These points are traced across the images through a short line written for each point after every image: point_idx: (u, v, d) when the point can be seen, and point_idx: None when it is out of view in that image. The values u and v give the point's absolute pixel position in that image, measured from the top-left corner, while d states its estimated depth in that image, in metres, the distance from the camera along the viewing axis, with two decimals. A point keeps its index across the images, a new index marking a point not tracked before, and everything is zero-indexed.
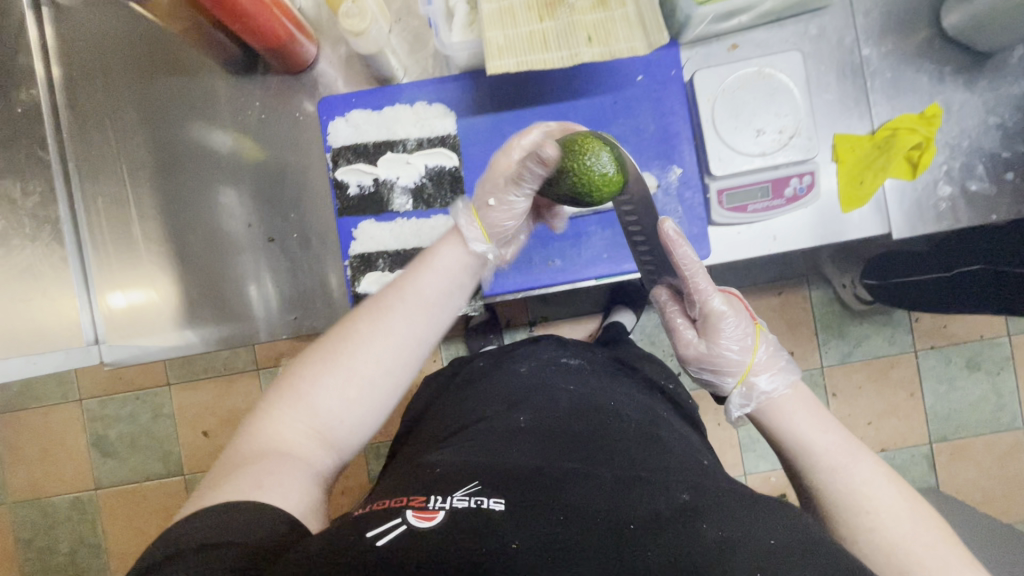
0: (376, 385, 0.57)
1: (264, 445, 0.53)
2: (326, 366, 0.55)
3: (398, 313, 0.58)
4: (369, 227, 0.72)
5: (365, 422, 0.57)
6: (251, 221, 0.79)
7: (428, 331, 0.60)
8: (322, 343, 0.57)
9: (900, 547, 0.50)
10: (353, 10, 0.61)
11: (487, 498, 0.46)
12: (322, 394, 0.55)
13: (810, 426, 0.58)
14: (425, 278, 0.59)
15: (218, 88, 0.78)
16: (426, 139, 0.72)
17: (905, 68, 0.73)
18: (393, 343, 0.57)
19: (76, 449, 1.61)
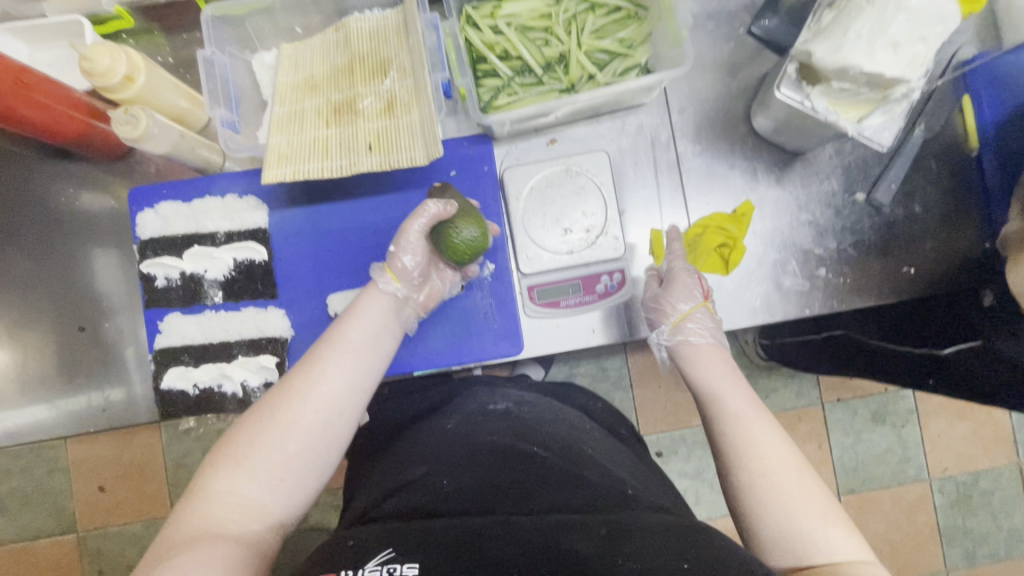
0: (315, 441, 0.52)
1: (198, 527, 0.47)
2: (258, 427, 0.51)
3: (333, 363, 0.55)
4: (175, 320, 0.70)
5: (302, 492, 0.52)
6: (63, 309, 0.77)
7: (365, 377, 0.57)
8: (259, 405, 0.53)
9: (779, 502, 0.51)
10: (124, 117, 0.59)
11: (400, 564, 0.42)
12: (259, 462, 0.50)
13: (736, 393, 0.59)
14: (349, 324, 0.58)
15: (41, 171, 0.77)
16: (236, 232, 0.71)
17: (719, 165, 0.75)
18: (327, 397, 0.54)
19: None
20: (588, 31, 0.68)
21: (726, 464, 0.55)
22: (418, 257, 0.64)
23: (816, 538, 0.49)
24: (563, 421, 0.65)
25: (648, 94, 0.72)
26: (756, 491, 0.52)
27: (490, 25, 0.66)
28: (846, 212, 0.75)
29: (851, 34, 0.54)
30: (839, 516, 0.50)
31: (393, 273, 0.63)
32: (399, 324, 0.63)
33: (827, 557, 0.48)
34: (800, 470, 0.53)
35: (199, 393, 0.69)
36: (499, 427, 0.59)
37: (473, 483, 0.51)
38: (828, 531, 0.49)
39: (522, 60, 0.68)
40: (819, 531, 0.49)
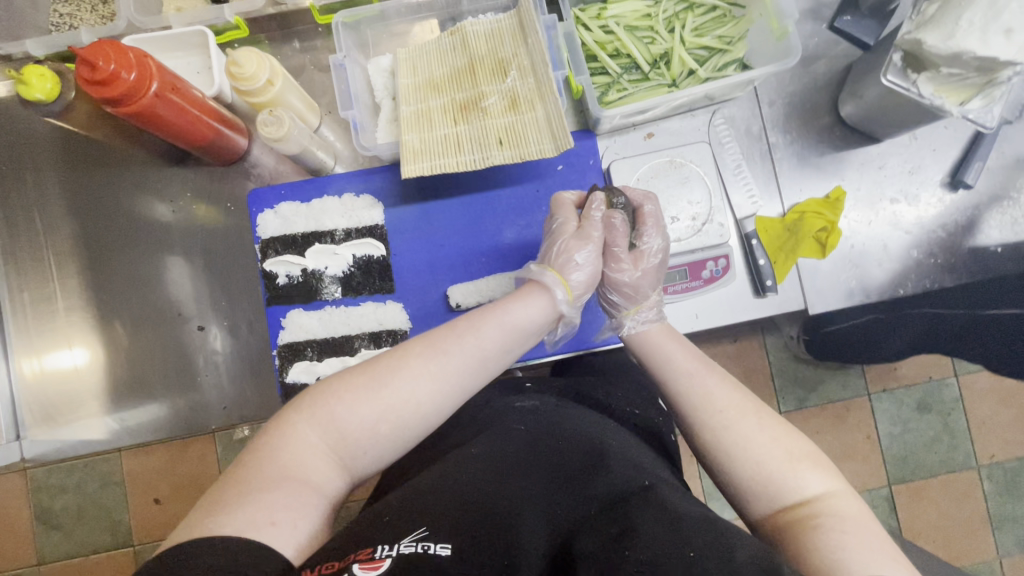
0: (408, 428, 0.53)
1: (284, 466, 0.48)
2: (363, 392, 0.52)
3: (454, 358, 0.54)
4: (297, 315, 0.72)
5: (377, 461, 0.53)
6: (182, 311, 0.80)
7: (475, 383, 0.56)
8: (371, 363, 0.53)
9: (743, 459, 0.51)
10: (269, 118, 0.62)
11: (432, 542, 0.44)
12: (350, 426, 0.51)
13: (687, 362, 0.59)
14: (489, 327, 0.56)
15: (156, 177, 0.79)
16: (354, 229, 0.73)
17: (808, 154, 0.78)
18: (435, 394, 0.53)
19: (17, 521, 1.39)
20: (689, 29, 0.72)
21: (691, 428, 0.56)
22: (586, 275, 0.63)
23: (786, 484, 0.50)
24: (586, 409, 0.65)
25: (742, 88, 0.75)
26: (723, 452, 0.53)
27: (600, 25, 0.70)
28: (931, 195, 0.78)
29: (965, 22, 0.57)
30: (807, 456, 0.51)
31: (566, 287, 0.61)
32: (535, 339, 0.60)
33: (801, 497, 0.49)
34: (758, 418, 0.53)
35: None
36: (526, 420, 0.60)
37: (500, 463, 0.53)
38: (798, 471, 0.50)
39: (630, 58, 0.71)
40: (790, 475, 0.50)
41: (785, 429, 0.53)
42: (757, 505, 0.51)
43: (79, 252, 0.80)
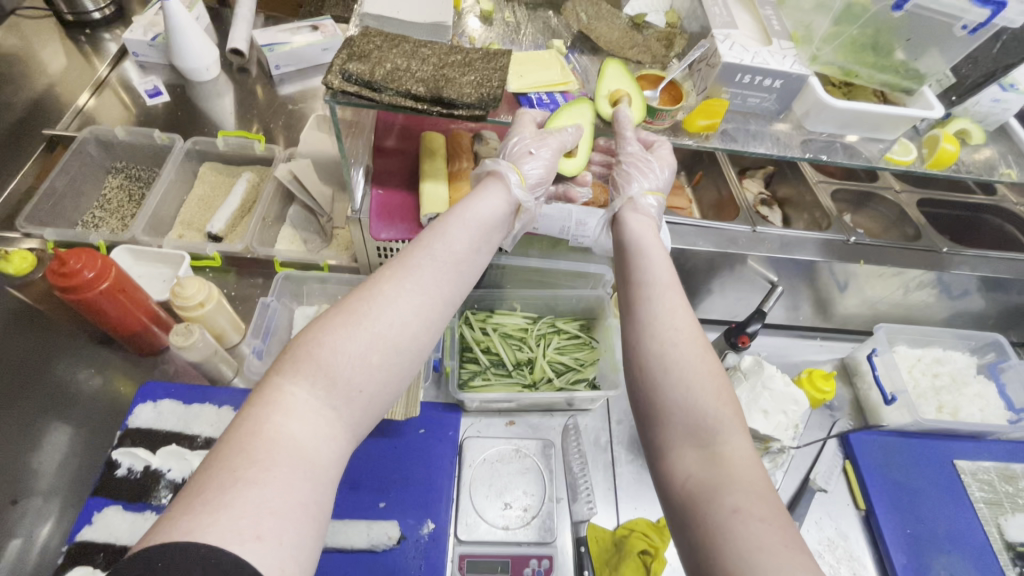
0: (398, 352, 0.50)
1: (277, 429, 0.44)
2: (344, 328, 0.48)
3: (425, 272, 0.54)
4: (112, 513, 0.72)
5: (381, 393, 0.50)
6: (6, 480, 0.78)
7: (457, 295, 0.56)
8: (341, 304, 0.51)
9: (696, 416, 0.49)
10: (182, 329, 0.76)
11: None
12: (340, 361, 0.47)
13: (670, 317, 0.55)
14: (450, 239, 0.56)
15: (78, 350, 0.90)
16: (215, 439, 0.78)
17: (648, 476, 0.87)
18: (423, 311, 0.52)
19: None
20: (553, 346, 0.91)
21: (639, 386, 0.54)
22: (545, 164, 0.64)
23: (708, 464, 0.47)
24: None
25: (592, 403, 0.90)
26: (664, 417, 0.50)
27: (481, 325, 0.90)
28: None
29: (736, 400, 0.73)
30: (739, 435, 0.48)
31: (522, 177, 0.63)
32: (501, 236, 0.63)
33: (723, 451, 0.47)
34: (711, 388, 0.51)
35: None
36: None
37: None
38: (730, 447, 0.47)
39: (499, 356, 0.88)
40: (726, 432, 0.48)
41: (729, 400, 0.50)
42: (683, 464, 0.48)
43: None
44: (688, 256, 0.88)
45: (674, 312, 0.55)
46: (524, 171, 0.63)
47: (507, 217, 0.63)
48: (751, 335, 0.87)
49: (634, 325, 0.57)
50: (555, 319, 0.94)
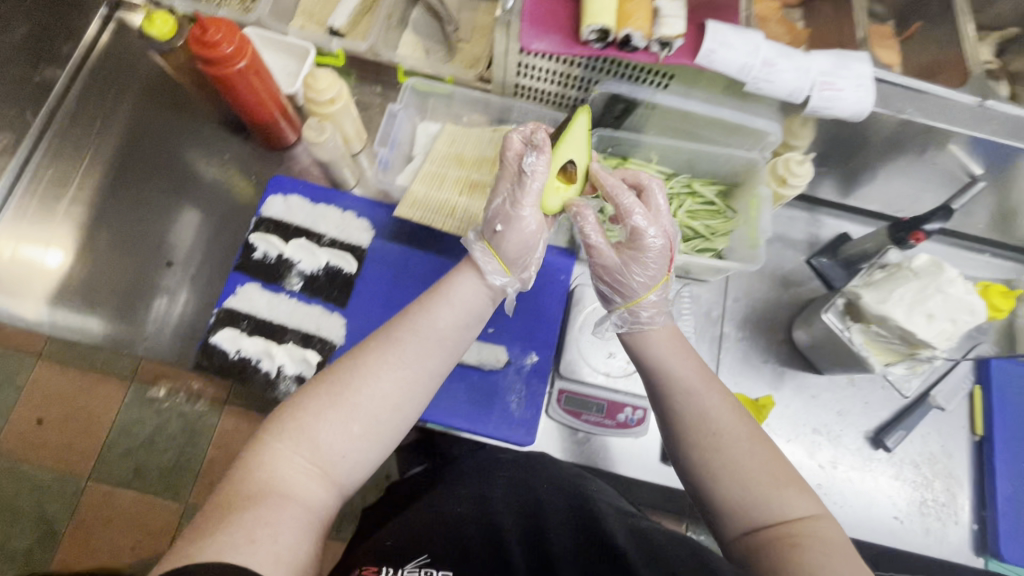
0: (379, 424, 0.52)
1: (264, 481, 0.48)
2: (326, 400, 0.51)
3: (410, 344, 0.54)
4: (252, 289, 0.78)
5: (369, 457, 0.52)
6: (161, 244, 0.87)
7: (442, 369, 0.56)
8: (327, 375, 0.53)
9: (737, 472, 0.53)
10: (316, 126, 0.74)
11: (436, 570, 0.49)
12: (318, 427, 0.50)
13: (684, 369, 0.60)
14: (439, 311, 0.56)
15: (211, 132, 0.92)
16: (339, 241, 0.81)
17: (753, 356, 0.84)
18: (407, 382, 0.53)
19: None
20: (684, 210, 0.84)
21: (686, 446, 0.57)
22: (523, 233, 0.62)
23: (765, 508, 0.51)
24: (569, 468, 0.67)
25: (714, 276, 0.84)
26: (718, 472, 0.54)
27: (613, 174, 0.83)
28: (851, 441, 0.81)
29: (897, 297, 0.65)
30: (793, 483, 0.52)
31: (501, 262, 0.61)
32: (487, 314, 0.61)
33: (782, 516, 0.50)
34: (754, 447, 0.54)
35: (237, 360, 0.74)
36: (513, 475, 0.64)
37: (478, 504, 0.59)
38: (786, 497, 0.52)
39: None
40: (774, 496, 0.51)
41: (769, 451, 0.54)
42: (728, 523, 0.53)
43: (111, 158, 0.89)
44: (879, 126, 0.73)
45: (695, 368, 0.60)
46: (504, 255, 0.62)
47: (493, 297, 0.61)
48: (928, 233, 0.75)
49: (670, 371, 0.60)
50: (690, 180, 0.85)
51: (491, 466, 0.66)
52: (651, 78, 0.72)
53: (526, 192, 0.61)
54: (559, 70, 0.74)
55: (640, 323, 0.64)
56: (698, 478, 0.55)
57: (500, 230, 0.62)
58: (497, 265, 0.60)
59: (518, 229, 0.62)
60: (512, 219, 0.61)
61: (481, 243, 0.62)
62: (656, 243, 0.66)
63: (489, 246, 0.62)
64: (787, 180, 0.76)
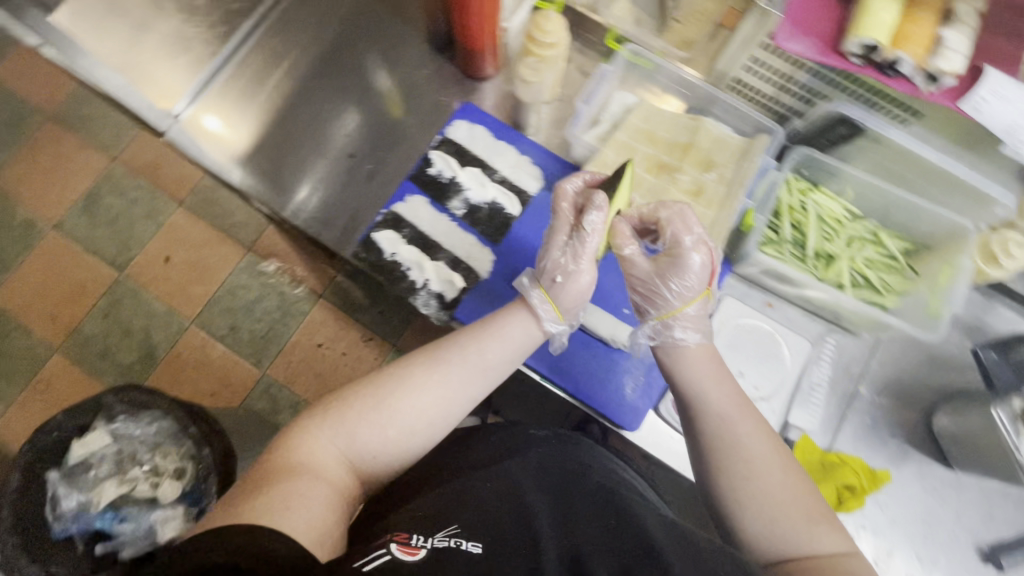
0: (415, 431, 0.58)
1: (303, 460, 0.53)
2: (371, 400, 0.57)
3: (456, 365, 0.61)
4: (419, 202, 0.81)
5: (397, 457, 0.58)
6: (345, 136, 0.92)
7: (479, 393, 0.62)
8: (371, 380, 0.60)
9: (765, 497, 0.51)
10: (533, 65, 0.76)
11: (465, 540, 0.48)
12: (356, 425, 0.56)
13: (712, 386, 0.59)
14: (489, 343, 0.62)
15: (415, 42, 0.94)
16: (508, 182, 0.83)
17: (881, 425, 0.79)
18: (445, 400, 0.59)
19: (68, 175, 1.48)
20: (863, 255, 0.78)
21: (715, 471, 0.54)
22: (578, 277, 0.67)
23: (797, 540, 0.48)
24: (592, 446, 0.69)
25: (868, 331, 0.80)
26: (747, 497, 0.51)
27: (801, 196, 0.78)
28: (960, 547, 0.76)
29: None
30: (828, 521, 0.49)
31: (555, 309, 0.66)
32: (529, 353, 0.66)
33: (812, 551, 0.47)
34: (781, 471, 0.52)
35: (389, 262, 0.79)
36: (543, 455, 0.63)
37: (513, 489, 0.55)
38: (819, 533, 0.48)
39: (803, 236, 0.78)
40: (803, 527, 0.49)
41: (802, 480, 0.52)
42: (756, 547, 0.50)
43: (323, 45, 0.95)
44: None
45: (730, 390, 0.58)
46: (559, 303, 0.67)
47: (535, 343, 0.66)
48: None
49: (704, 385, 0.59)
50: (879, 227, 0.79)
51: (521, 446, 0.66)
52: (896, 110, 0.68)
53: (584, 245, 0.66)
54: (781, 70, 0.72)
55: (673, 341, 0.63)
56: (722, 503, 0.53)
57: (559, 280, 0.66)
58: (552, 312, 0.65)
59: (572, 282, 0.67)
60: (570, 271, 0.67)
61: (540, 290, 0.67)
62: (694, 263, 0.65)
63: (545, 294, 0.66)
64: (997, 259, 0.71)
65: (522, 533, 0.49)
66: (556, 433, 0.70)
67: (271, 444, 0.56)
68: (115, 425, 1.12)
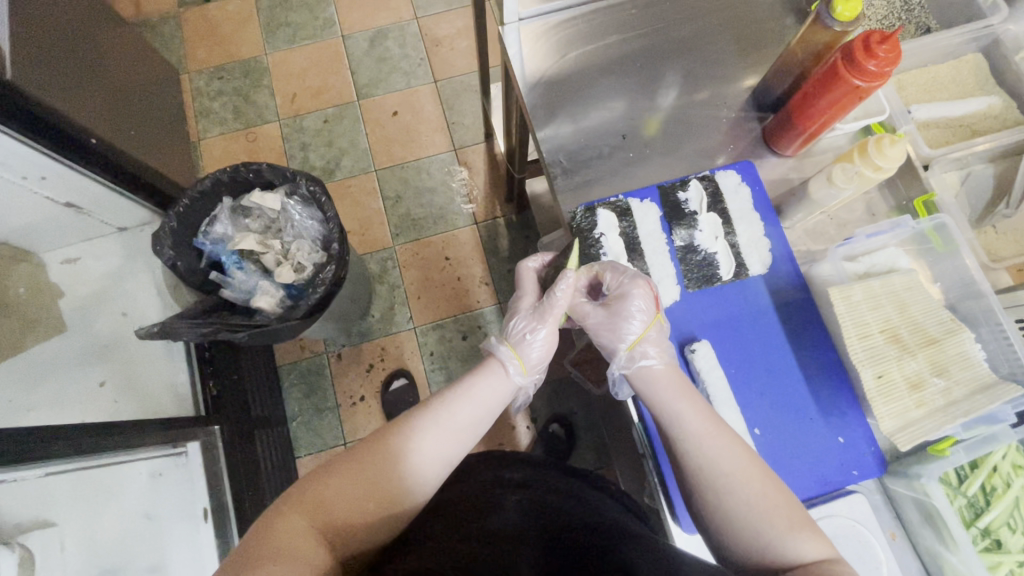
0: (386, 498, 0.65)
1: (279, 548, 0.56)
2: (343, 476, 0.63)
3: (431, 432, 0.69)
4: (652, 210, 0.82)
5: (371, 519, 0.64)
6: (631, 116, 0.92)
7: (455, 454, 0.70)
8: (336, 462, 0.65)
9: (739, 511, 0.60)
10: (849, 174, 0.73)
11: None
12: (336, 503, 0.62)
13: (675, 401, 0.68)
14: (463, 408, 0.72)
15: (744, 83, 0.94)
16: (739, 250, 0.80)
17: None
18: (423, 469, 0.67)
19: (400, 57, 1.95)
20: None
21: (693, 483, 0.64)
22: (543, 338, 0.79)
23: (780, 548, 0.58)
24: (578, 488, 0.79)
25: None
26: (733, 522, 0.61)
27: (1012, 470, 0.70)
28: None
29: None
30: (810, 527, 0.59)
31: (521, 362, 0.78)
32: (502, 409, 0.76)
33: (801, 560, 0.57)
34: (759, 485, 0.62)
35: (594, 237, 0.81)
36: (528, 505, 0.73)
37: (496, 545, 0.65)
38: (800, 540, 0.58)
39: (981, 505, 0.70)
40: (785, 538, 0.58)
41: (754, 465, 0.63)
42: (738, 542, 0.60)
43: (666, 36, 0.96)
44: None
45: (693, 415, 0.67)
46: (525, 357, 0.78)
47: (509, 395, 0.77)
48: None
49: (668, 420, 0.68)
50: None
51: (495, 491, 0.75)
52: None
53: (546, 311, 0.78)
54: None
55: (643, 367, 0.72)
56: (704, 505, 0.63)
57: (524, 341, 0.79)
58: (516, 363, 0.77)
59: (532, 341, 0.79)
60: (534, 333, 0.79)
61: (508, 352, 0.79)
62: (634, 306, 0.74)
63: (512, 350, 0.79)
64: None
65: None
66: (533, 473, 0.80)
67: (240, 543, 0.58)
68: (288, 200, 1.27)
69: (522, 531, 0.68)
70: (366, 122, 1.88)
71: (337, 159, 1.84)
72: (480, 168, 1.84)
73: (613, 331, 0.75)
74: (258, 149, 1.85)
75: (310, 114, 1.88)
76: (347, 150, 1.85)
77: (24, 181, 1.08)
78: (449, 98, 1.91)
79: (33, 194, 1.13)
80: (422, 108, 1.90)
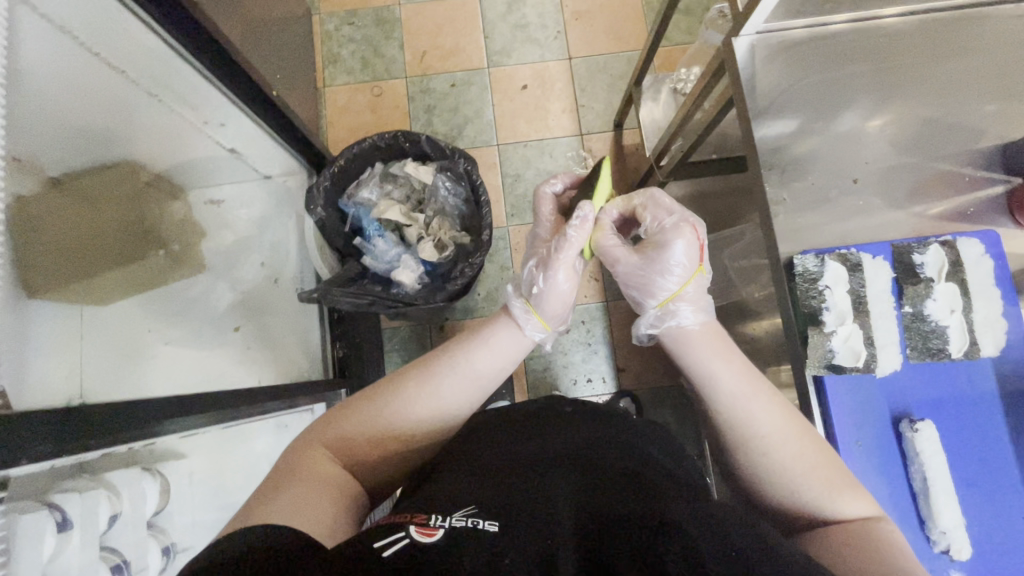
0: (406, 430, 0.68)
1: (307, 468, 0.61)
2: (363, 409, 0.67)
3: (448, 375, 0.70)
4: (885, 269, 0.77)
5: (398, 444, 0.68)
6: (862, 157, 0.85)
7: (474, 392, 0.72)
8: (352, 399, 0.69)
9: (781, 480, 0.62)
10: None
11: (482, 521, 0.51)
12: (354, 432, 0.65)
13: (713, 360, 0.68)
14: (479, 355, 0.73)
15: (996, 137, 0.85)
16: (971, 327, 0.75)
17: None
18: (443, 405, 0.70)
19: (536, 27, 1.86)
20: None
21: (733, 448, 0.65)
22: (562, 292, 0.78)
23: (821, 509, 0.60)
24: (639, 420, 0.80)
25: None
26: (776, 482, 0.62)
27: None
28: None
29: None
30: (851, 488, 0.60)
31: (540, 319, 0.78)
32: (519, 354, 0.77)
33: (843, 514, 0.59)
34: (801, 444, 0.63)
35: (819, 290, 0.76)
36: (579, 430, 0.70)
37: (538, 464, 0.61)
38: (843, 499, 0.60)
39: None
40: (825, 497, 0.60)
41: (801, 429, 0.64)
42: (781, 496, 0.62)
43: (914, 73, 0.87)
44: None
45: (733, 369, 0.67)
46: (543, 313, 0.78)
47: (524, 345, 0.78)
48: None
49: (696, 371, 0.69)
50: None
51: (546, 422, 0.74)
52: None
53: (560, 255, 0.78)
54: None
55: (676, 325, 0.73)
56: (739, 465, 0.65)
57: (537, 292, 0.78)
58: (535, 323, 0.77)
59: (554, 294, 0.78)
60: (549, 283, 0.78)
61: (528, 308, 0.78)
62: (683, 236, 0.75)
63: (531, 309, 0.78)
64: None
65: (538, 501, 0.54)
66: (590, 410, 0.78)
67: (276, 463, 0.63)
68: (439, 175, 1.26)
69: (566, 447, 0.65)
70: (495, 92, 1.82)
71: (460, 126, 1.79)
72: (605, 157, 1.78)
73: (645, 271, 0.77)
74: (383, 105, 1.81)
75: (438, 75, 1.83)
76: (471, 118, 1.80)
77: (206, 124, 1.13)
78: (582, 79, 1.83)
79: (207, 137, 1.17)
80: (552, 85, 1.82)
